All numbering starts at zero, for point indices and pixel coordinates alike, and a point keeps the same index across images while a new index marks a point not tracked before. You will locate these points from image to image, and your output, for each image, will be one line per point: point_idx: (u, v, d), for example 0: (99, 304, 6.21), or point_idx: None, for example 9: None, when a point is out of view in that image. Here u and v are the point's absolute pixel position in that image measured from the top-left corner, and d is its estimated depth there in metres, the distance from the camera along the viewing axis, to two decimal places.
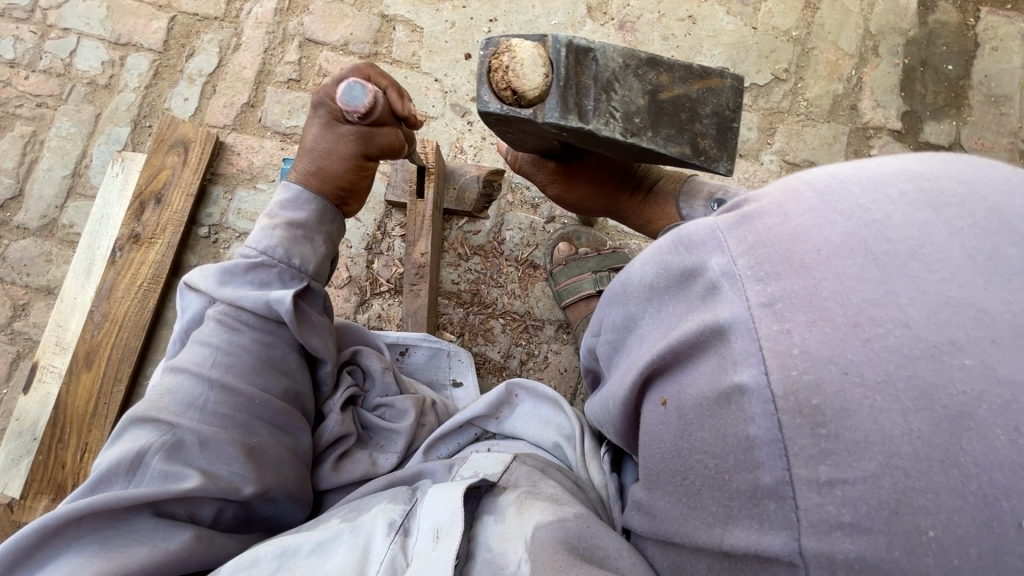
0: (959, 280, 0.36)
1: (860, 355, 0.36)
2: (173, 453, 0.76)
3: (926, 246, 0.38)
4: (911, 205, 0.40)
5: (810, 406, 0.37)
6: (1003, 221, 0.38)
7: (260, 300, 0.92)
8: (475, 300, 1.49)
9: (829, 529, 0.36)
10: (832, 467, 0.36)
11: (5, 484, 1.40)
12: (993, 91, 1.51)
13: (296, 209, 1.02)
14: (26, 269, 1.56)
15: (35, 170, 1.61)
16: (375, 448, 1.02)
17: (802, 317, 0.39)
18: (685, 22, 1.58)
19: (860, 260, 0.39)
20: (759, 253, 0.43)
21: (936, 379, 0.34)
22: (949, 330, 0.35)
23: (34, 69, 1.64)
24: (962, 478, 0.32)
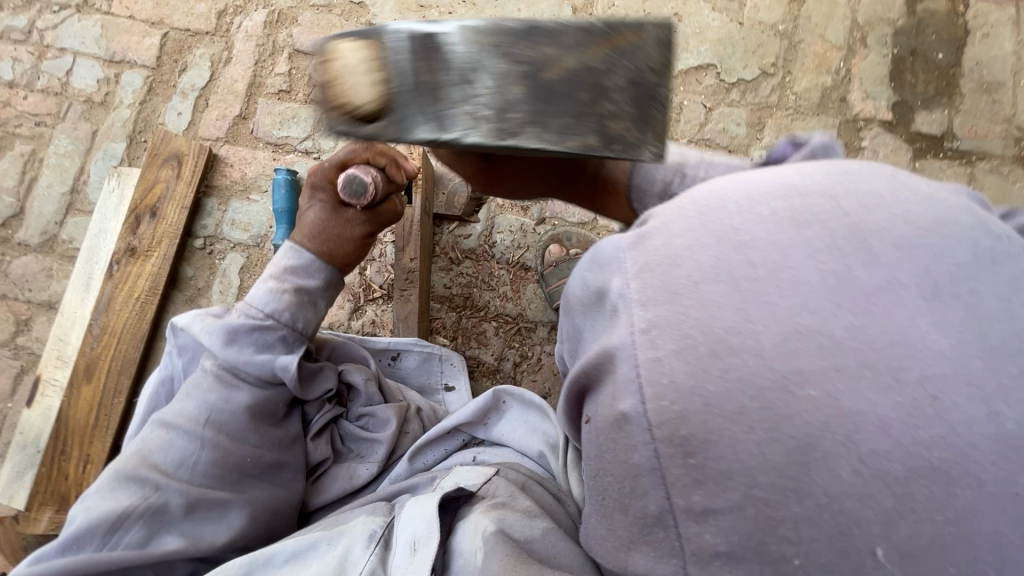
0: (808, 306, 0.40)
1: (717, 387, 0.40)
2: (156, 518, 0.81)
3: (784, 270, 0.42)
4: (780, 225, 0.44)
5: (679, 437, 0.41)
6: (857, 241, 0.42)
7: (266, 366, 0.95)
8: (467, 304, 1.50)
9: (709, 559, 0.41)
10: (703, 498, 0.40)
11: (12, 496, 1.41)
12: (984, 79, 1.50)
13: (306, 275, 1.03)
14: (28, 285, 1.60)
15: (35, 188, 1.64)
16: (355, 459, 1.05)
17: (671, 347, 0.42)
18: (670, 20, 1.58)
19: (723, 286, 0.42)
20: (640, 274, 0.46)
21: (787, 410, 0.38)
22: (798, 363, 0.39)
23: (32, 89, 1.68)
24: (816, 505, 0.37)
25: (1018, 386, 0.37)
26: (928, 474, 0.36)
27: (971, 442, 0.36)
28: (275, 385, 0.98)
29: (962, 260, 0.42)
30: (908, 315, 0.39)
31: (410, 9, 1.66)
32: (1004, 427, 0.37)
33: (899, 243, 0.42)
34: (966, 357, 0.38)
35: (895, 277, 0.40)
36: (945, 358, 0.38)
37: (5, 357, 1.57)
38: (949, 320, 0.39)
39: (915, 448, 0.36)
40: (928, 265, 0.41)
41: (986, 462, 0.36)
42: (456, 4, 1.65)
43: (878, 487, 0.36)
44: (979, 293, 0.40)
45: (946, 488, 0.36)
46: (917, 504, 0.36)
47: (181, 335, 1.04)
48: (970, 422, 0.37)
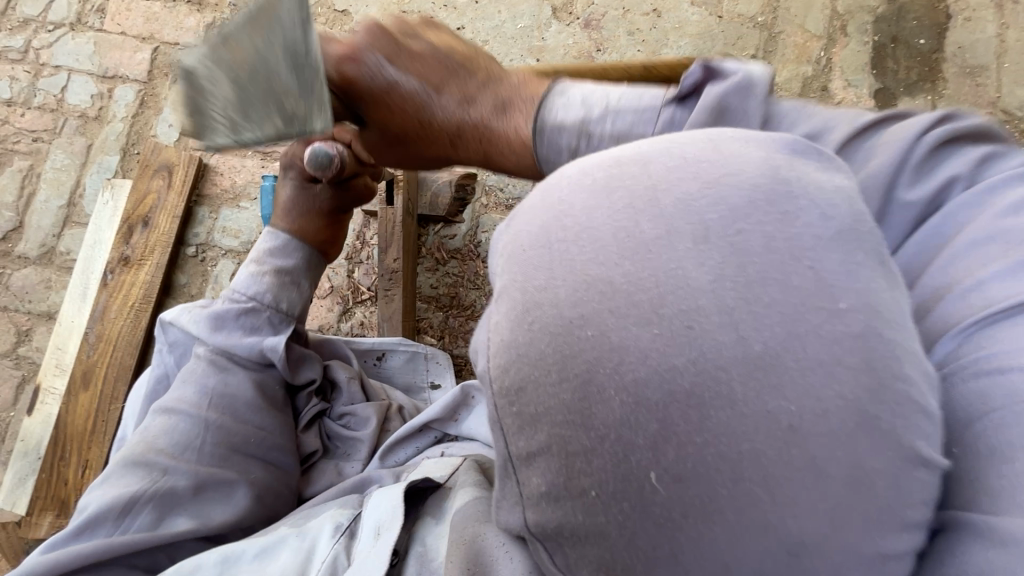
0: (597, 258, 0.38)
1: (522, 337, 0.40)
2: (165, 501, 0.82)
3: (583, 228, 0.39)
4: (586, 194, 0.41)
5: (505, 387, 0.42)
6: (654, 198, 0.39)
7: (254, 348, 1.00)
8: (453, 303, 1.51)
9: (539, 500, 0.43)
10: (524, 441, 0.42)
11: (15, 501, 1.47)
12: (967, 62, 1.48)
13: (283, 256, 1.09)
14: (27, 297, 1.64)
15: (33, 202, 1.69)
16: (342, 457, 1.06)
17: (504, 308, 0.42)
18: (649, 16, 1.59)
19: (538, 250, 0.41)
20: (501, 255, 0.44)
21: (571, 348, 0.38)
22: (582, 306, 0.37)
23: (29, 107, 1.73)
24: (598, 437, 0.38)
25: (769, 314, 0.35)
26: (684, 401, 0.36)
27: (726, 364, 0.35)
28: (263, 366, 1.01)
29: (738, 203, 0.38)
30: (674, 255, 0.37)
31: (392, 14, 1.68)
32: (755, 350, 0.35)
33: (683, 198, 0.39)
34: (728, 292, 0.35)
35: (673, 224, 0.38)
36: (702, 292, 0.36)
37: (8, 367, 1.61)
38: (712, 255, 0.36)
39: (669, 377, 0.36)
40: (703, 211, 0.38)
41: (740, 389, 0.35)
42: (437, 8, 1.67)
43: (643, 420, 0.37)
44: (751, 233, 0.37)
45: (700, 413, 0.35)
46: (678, 430, 0.36)
47: (171, 329, 1.05)
48: (716, 345, 0.35)
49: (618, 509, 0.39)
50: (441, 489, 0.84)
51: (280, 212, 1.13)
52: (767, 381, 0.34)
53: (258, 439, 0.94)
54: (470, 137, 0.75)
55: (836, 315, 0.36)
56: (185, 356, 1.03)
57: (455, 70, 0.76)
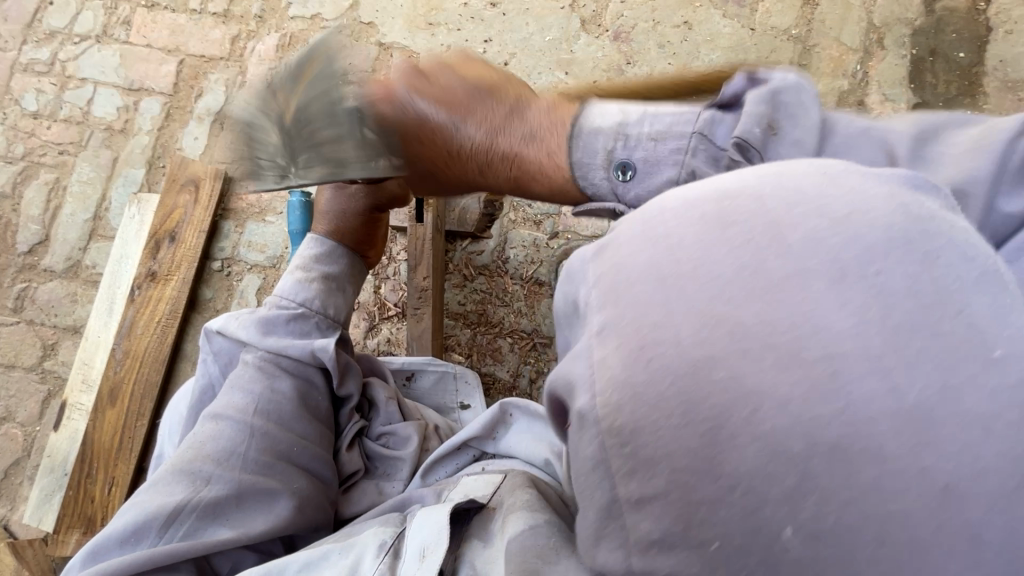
0: (724, 294, 0.33)
1: (642, 377, 0.34)
2: (207, 514, 0.80)
3: (702, 263, 0.34)
4: (700, 226, 0.36)
5: (617, 426, 0.36)
6: (779, 234, 0.34)
7: (305, 349, 1.00)
8: (482, 321, 1.50)
9: (646, 547, 0.36)
10: (638, 484, 0.35)
11: (40, 518, 1.46)
12: (1009, 76, 1.44)
13: (328, 263, 1.13)
14: (54, 311, 1.63)
15: (59, 216, 1.68)
16: (382, 477, 1.05)
17: (613, 344, 0.36)
18: (680, 28, 1.56)
19: (651, 286, 0.36)
20: (596, 287, 0.40)
21: (700, 394, 0.32)
22: (710, 345, 0.32)
23: (55, 119, 1.72)
24: (729, 487, 0.32)
25: (921, 361, 0.30)
26: (827, 454, 0.30)
27: (874, 413, 0.29)
28: (314, 370, 1.02)
29: (874, 241, 0.33)
30: (810, 296, 0.32)
31: (418, 26, 1.66)
32: (906, 401, 0.29)
33: (813, 235, 0.34)
34: (873, 336, 0.30)
35: (806, 261, 0.33)
36: (845, 336, 0.31)
37: (34, 381, 1.61)
38: (854, 298, 0.31)
39: (810, 426, 0.30)
40: (835, 249, 0.33)
41: (889, 443, 0.29)
42: (464, 21, 1.65)
43: (777, 469, 0.30)
44: (891, 274, 0.32)
45: (847, 465, 0.29)
46: (818, 481, 0.30)
47: (214, 340, 1.04)
48: (868, 392, 0.29)
49: (743, 567, 0.32)
50: (484, 510, 0.82)
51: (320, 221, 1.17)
52: (921, 433, 0.29)
53: (296, 438, 0.93)
54: (499, 158, 0.76)
55: (992, 364, 0.30)
56: (229, 365, 1.03)
57: (479, 100, 0.78)
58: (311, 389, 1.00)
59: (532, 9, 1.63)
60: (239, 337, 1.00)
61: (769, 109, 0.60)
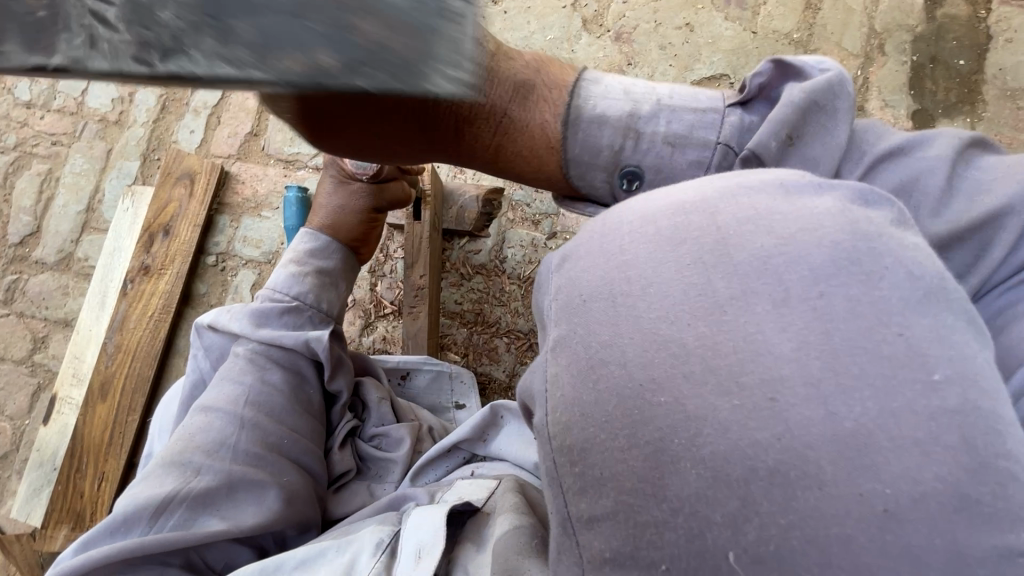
0: (671, 316, 0.36)
1: (591, 396, 0.37)
2: (197, 505, 0.79)
3: (653, 285, 0.37)
4: (652, 246, 0.39)
5: (567, 446, 0.38)
6: (725, 256, 0.37)
7: (299, 338, 1.00)
8: (478, 320, 1.49)
9: (601, 566, 0.37)
10: (587, 504, 0.37)
11: (29, 513, 1.44)
12: (1008, 85, 1.45)
13: (321, 258, 1.12)
14: (44, 303, 1.61)
15: (51, 207, 1.66)
16: (374, 478, 1.04)
17: (565, 361, 0.40)
18: (682, 30, 1.56)
19: (604, 304, 0.39)
20: (557, 302, 0.43)
21: (645, 413, 0.35)
22: (652, 368, 0.35)
23: (48, 109, 1.70)
24: (671, 511, 0.33)
25: (861, 388, 0.31)
26: (767, 478, 0.31)
27: (812, 440, 0.31)
28: (305, 364, 1.01)
29: (820, 264, 0.35)
30: (753, 317, 0.34)
31: None
32: (845, 427, 0.31)
33: (760, 255, 0.36)
34: (813, 361, 0.32)
35: (747, 284, 0.35)
36: (785, 360, 0.32)
37: (23, 374, 1.59)
38: (795, 325, 0.33)
39: (751, 450, 0.32)
40: (781, 272, 0.35)
41: (828, 468, 0.30)
42: None
43: (717, 494, 0.32)
44: (834, 296, 0.34)
45: (785, 490, 0.31)
46: (760, 508, 0.31)
47: (208, 335, 1.03)
48: (806, 420, 0.31)
49: None
50: (479, 513, 0.82)
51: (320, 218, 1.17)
52: (859, 460, 0.30)
53: (289, 429, 0.93)
54: (485, 124, 0.65)
55: (932, 388, 0.32)
56: (220, 359, 1.02)
57: None
58: (302, 383, 1.00)
59: (533, 8, 1.62)
60: (230, 330, 0.99)
61: (796, 114, 0.57)
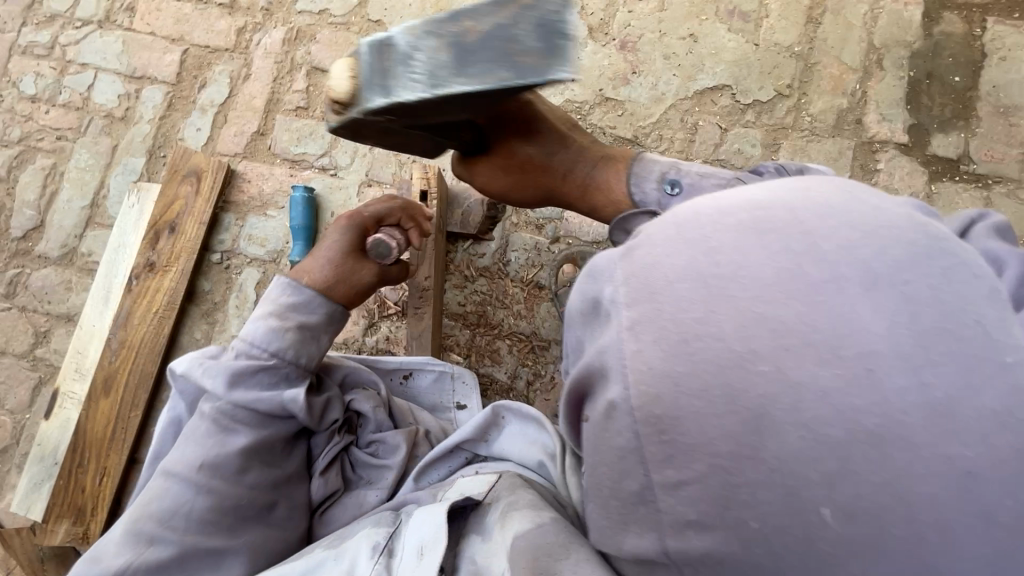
0: (766, 296, 0.37)
1: (684, 368, 0.38)
2: (153, 574, 0.82)
3: (742, 267, 0.39)
4: (737, 232, 0.40)
5: (653, 417, 0.39)
6: (814, 244, 0.39)
7: (273, 401, 0.96)
8: (481, 322, 1.51)
9: (682, 528, 0.40)
10: (674, 471, 0.39)
11: (29, 506, 1.43)
12: (1001, 101, 1.49)
13: (305, 311, 1.02)
14: (47, 297, 1.61)
15: (55, 202, 1.66)
16: (365, 484, 1.05)
17: (650, 339, 0.40)
18: (686, 40, 1.59)
19: (690, 283, 0.40)
20: (620, 282, 0.44)
21: (742, 385, 0.36)
22: (752, 341, 0.37)
23: (54, 104, 1.70)
24: (770, 471, 0.35)
25: (948, 363, 0.35)
26: (865, 441, 0.34)
27: (906, 408, 0.34)
28: (273, 426, 0.97)
29: (899, 257, 0.38)
30: (851, 302, 0.36)
31: None
32: (934, 398, 0.34)
33: (846, 245, 0.39)
34: (903, 334, 0.35)
35: (837, 269, 0.37)
36: (878, 336, 0.35)
37: (24, 368, 1.59)
38: (888, 306, 0.36)
39: (851, 413, 0.34)
40: (868, 260, 0.38)
41: (920, 429, 0.34)
42: None
43: (822, 454, 0.34)
44: (918, 283, 0.37)
45: (880, 452, 0.34)
46: (857, 467, 0.34)
47: (182, 380, 1.00)
48: (899, 388, 0.34)
49: (779, 545, 0.36)
50: (480, 507, 0.83)
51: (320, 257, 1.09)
52: (946, 425, 0.34)
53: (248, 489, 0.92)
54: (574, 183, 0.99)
55: (1005, 368, 0.35)
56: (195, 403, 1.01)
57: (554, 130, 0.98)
58: (269, 443, 0.96)
59: None
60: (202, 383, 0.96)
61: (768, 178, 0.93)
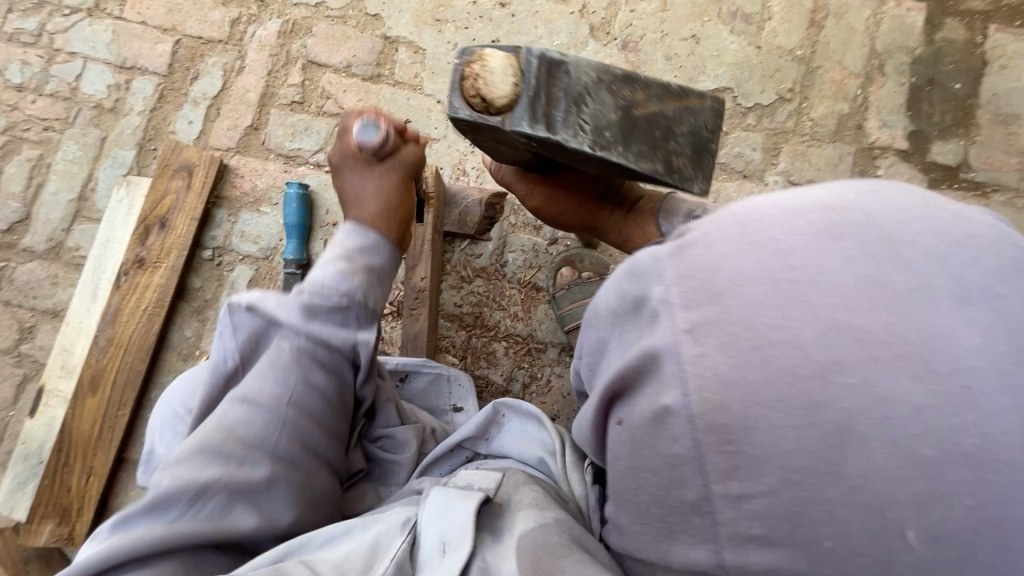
0: (847, 304, 0.41)
1: (758, 376, 0.43)
2: (240, 497, 0.74)
3: (822, 273, 0.43)
4: (812, 237, 0.45)
5: (719, 425, 0.44)
6: (894, 249, 0.43)
7: (348, 339, 0.90)
8: (477, 323, 1.49)
9: (743, 542, 0.44)
10: (740, 482, 0.43)
11: (10, 506, 1.38)
12: (1001, 110, 1.49)
13: (371, 254, 1.00)
14: (33, 292, 1.58)
15: (42, 194, 1.62)
16: (380, 481, 1.05)
17: (716, 342, 0.45)
18: (688, 41, 1.57)
19: (762, 286, 0.44)
20: (675, 281, 0.48)
21: (825, 398, 0.41)
22: (837, 354, 0.41)
23: (41, 93, 1.66)
24: (848, 488, 0.40)
25: None
26: (960, 459, 0.38)
27: (1004, 431, 0.38)
28: (344, 365, 0.90)
29: (977, 275, 0.42)
30: (939, 316, 0.40)
31: (425, 22, 1.64)
32: None
33: (932, 252, 0.43)
34: (997, 350, 0.39)
35: (926, 280, 0.41)
36: (972, 351, 0.39)
37: (9, 364, 1.55)
38: (981, 320, 0.40)
39: (945, 432, 0.39)
40: (957, 271, 0.42)
41: (1012, 447, 0.38)
42: (473, 19, 1.63)
43: (904, 474, 0.39)
44: (1009, 297, 0.41)
45: (972, 472, 0.38)
46: (945, 484, 0.38)
47: (239, 312, 0.86)
48: (998, 407, 0.39)
49: (855, 562, 0.40)
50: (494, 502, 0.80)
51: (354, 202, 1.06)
52: None
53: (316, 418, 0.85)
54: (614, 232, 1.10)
55: None
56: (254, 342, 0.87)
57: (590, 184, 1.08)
58: (342, 384, 0.90)
59: (541, 12, 1.62)
60: (272, 314, 0.87)
61: None
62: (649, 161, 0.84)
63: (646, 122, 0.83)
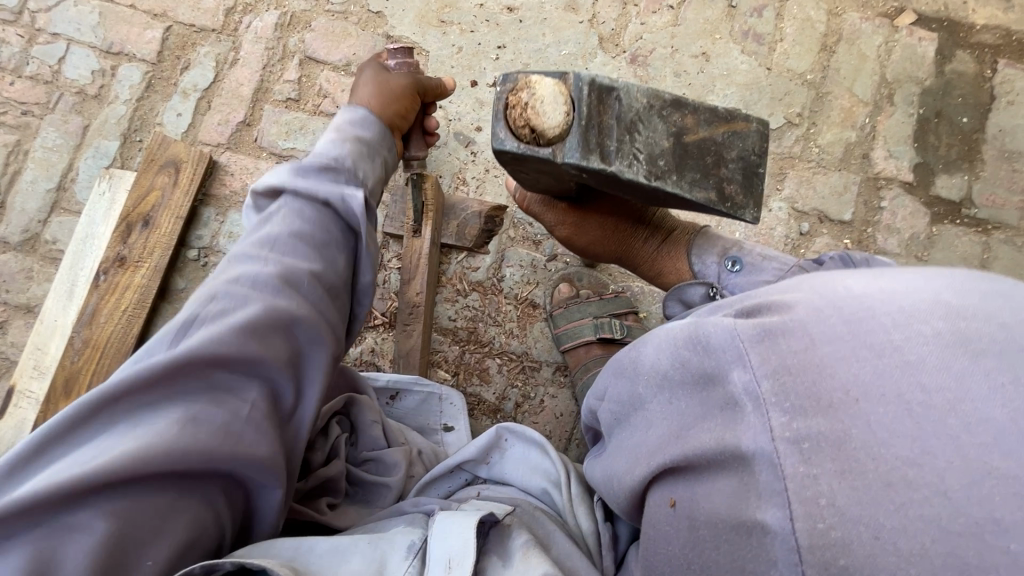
0: (1001, 447, 0.38)
1: (893, 522, 0.38)
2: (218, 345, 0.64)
3: (965, 400, 0.40)
4: (942, 350, 0.43)
5: (836, 566, 0.39)
6: None
7: (335, 194, 0.83)
8: (471, 338, 1.45)
9: None
10: None
11: None
12: (1006, 146, 1.49)
13: (362, 128, 0.97)
14: (5, 286, 1.50)
15: (18, 183, 1.54)
16: (362, 503, 0.97)
17: (834, 465, 0.41)
18: (698, 59, 1.54)
19: (893, 409, 0.41)
20: (767, 377, 0.47)
21: (982, 562, 0.35)
22: (996, 509, 0.36)
23: (19, 75, 1.57)
24: None
25: None
26: None
27: None
28: (334, 230, 0.83)
29: None
30: None
31: (429, 23, 1.58)
32: None
33: None
34: None
35: None
36: None
37: None
38: None
39: None
40: None
41: None
42: (479, 22, 1.58)
43: None
44: None
45: None
46: None
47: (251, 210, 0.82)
48: None
49: None
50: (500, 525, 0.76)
51: (359, 104, 1.02)
52: None
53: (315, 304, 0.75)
54: (642, 263, 1.08)
55: None
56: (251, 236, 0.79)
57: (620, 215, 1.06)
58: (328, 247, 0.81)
59: (550, 19, 1.57)
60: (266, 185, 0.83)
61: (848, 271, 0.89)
62: (704, 191, 0.82)
63: (698, 150, 0.82)
